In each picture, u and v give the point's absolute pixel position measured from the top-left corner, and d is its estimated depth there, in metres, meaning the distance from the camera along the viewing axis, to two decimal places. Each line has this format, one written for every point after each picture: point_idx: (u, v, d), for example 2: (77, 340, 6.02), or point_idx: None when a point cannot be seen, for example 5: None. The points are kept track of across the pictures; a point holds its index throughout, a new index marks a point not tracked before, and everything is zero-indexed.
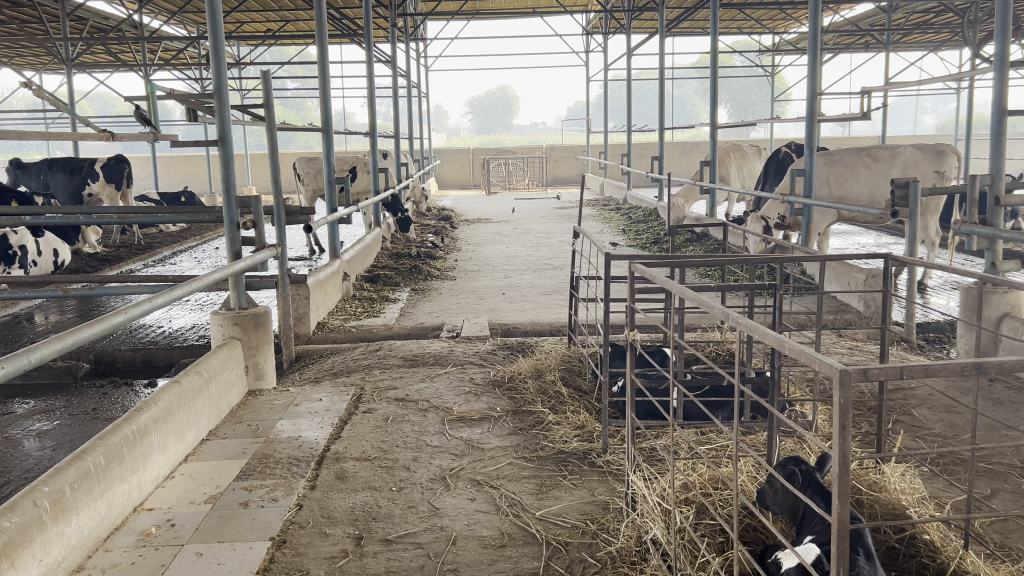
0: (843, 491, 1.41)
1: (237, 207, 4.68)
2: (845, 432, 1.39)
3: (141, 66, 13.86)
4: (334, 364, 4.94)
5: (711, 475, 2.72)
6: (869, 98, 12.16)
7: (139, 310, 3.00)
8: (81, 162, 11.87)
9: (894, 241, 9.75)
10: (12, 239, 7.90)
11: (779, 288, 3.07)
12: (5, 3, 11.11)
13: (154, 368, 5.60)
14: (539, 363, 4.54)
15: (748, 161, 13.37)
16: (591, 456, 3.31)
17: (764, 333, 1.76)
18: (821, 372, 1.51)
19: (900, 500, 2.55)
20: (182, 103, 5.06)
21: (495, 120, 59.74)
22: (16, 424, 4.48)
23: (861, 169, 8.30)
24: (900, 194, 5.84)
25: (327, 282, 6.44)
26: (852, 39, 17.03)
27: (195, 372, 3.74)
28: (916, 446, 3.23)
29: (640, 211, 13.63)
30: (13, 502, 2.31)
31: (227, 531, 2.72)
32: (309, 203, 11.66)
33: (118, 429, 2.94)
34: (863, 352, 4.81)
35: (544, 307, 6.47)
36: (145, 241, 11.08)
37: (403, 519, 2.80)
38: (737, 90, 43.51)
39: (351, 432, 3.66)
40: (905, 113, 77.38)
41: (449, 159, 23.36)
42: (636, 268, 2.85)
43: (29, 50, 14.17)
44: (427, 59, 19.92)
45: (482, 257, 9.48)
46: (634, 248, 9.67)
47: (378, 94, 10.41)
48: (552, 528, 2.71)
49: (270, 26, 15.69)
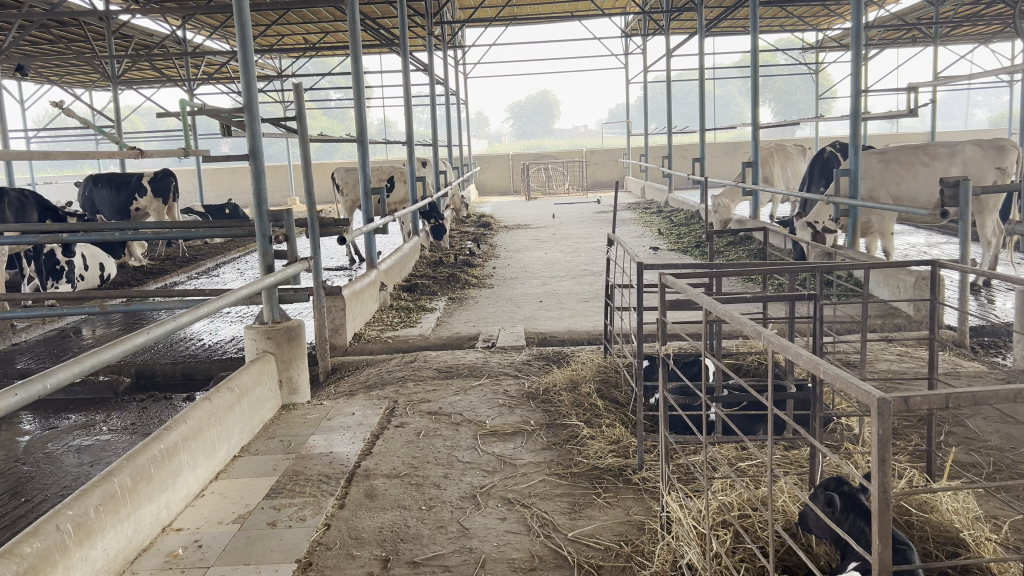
0: (885, 525, 1.30)
1: (269, 220, 4.67)
2: (886, 466, 1.29)
3: (185, 82, 14.08)
4: (368, 376, 4.89)
5: (748, 497, 2.61)
6: (916, 93, 11.82)
7: (185, 321, 3.01)
8: (128, 177, 12.06)
9: (946, 241, 9.46)
10: (59, 255, 8.06)
11: (822, 298, 2.92)
12: (53, 23, 11.36)
13: (193, 381, 5.60)
14: (573, 374, 4.46)
15: (792, 161, 13.09)
16: (626, 472, 3.21)
17: (799, 354, 1.65)
18: (858, 400, 1.41)
19: (953, 522, 2.41)
20: (214, 118, 5.06)
21: (537, 125, 59.77)
22: (57, 440, 4.51)
23: (919, 168, 8.02)
24: (950, 193, 5.62)
25: (363, 293, 6.40)
26: (899, 34, 16.63)
27: (226, 389, 3.71)
28: (971, 460, 3.07)
29: (682, 213, 13.43)
30: (36, 526, 2.30)
31: (254, 552, 2.68)
32: (348, 214, 11.71)
33: (147, 448, 2.92)
34: (912, 358, 4.63)
35: (581, 315, 6.36)
36: (189, 254, 11.23)
37: (431, 540, 2.73)
38: (780, 89, 43.04)
39: (382, 448, 3.60)
40: (955, 109, 75.65)
41: (489, 166, 23.36)
42: (666, 278, 2.73)
43: (77, 68, 14.49)
44: (465, 66, 19.92)
45: (519, 264, 9.41)
46: (676, 253, 9.50)
47: (416, 101, 10.34)
48: (584, 550, 2.62)
49: (309, 38, 15.82)
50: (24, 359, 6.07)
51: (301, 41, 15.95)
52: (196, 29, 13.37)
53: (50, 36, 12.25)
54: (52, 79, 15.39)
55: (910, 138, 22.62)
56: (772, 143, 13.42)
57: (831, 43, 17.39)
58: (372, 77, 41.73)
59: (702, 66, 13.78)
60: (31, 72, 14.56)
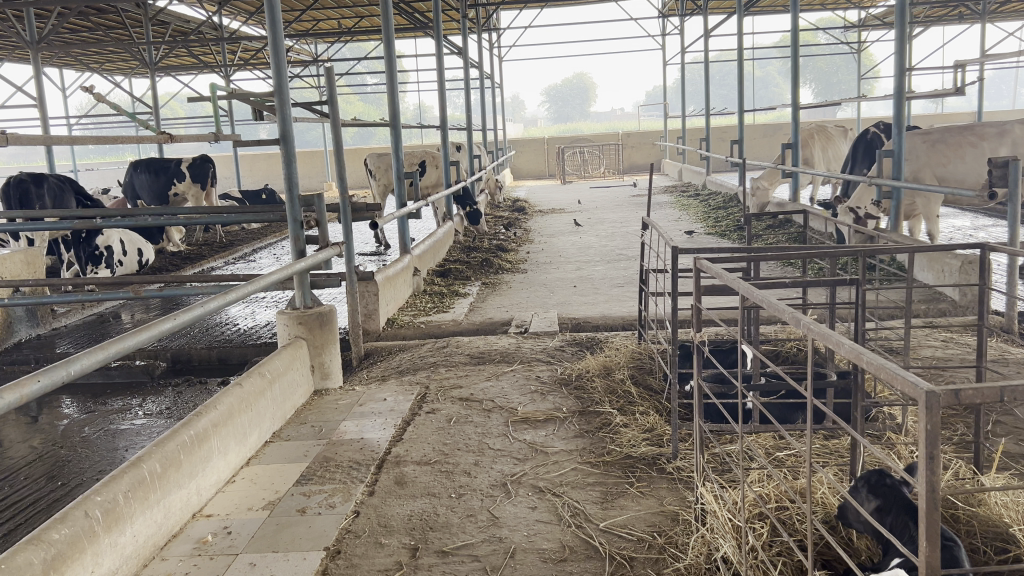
0: (933, 527, 1.21)
1: (300, 206, 4.64)
2: (935, 464, 1.20)
3: (222, 68, 14.17)
4: (399, 362, 4.86)
5: (785, 488, 2.52)
6: (962, 72, 11.44)
7: (215, 306, 2.98)
8: (167, 163, 12.14)
9: (993, 224, 9.21)
10: (98, 240, 8.17)
11: (866, 283, 2.79)
12: (92, 11, 11.45)
13: (228, 365, 5.62)
14: (607, 360, 4.39)
15: (833, 143, 12.82)
16: (661, 462, 3.14)
17: (841, 343, 1.56)
18: (903, 394, 1.31)
19: (1003, 516, 2.31)
20: (245, 103, 5.02)
21: (573, 108, 59.43)
22: (96, 423, 4.57)
23: (966, 149, 7.78)
24: (998, 173, 5.38)
25: (396, 278, 6.37)
26: (945, 11, 16.20)
27: (258, 373, 3.71)
28: (1021, 451, 2.95)
29: (720, 197, 13.24)
30: (64, 512, 2.30)
31: (283, 539, 2.66)
32: (380, 198, 11.73)
33: (176, 434, 2.92)
34: (957, 345, 4.50)
35: (616, 300, 6.28)
36: (227, 239, 11.35)
37: (461, 529, 2.69)
38: (821, 70, 42.39)
39: (414, 435, 3.57)
40: (1001, 89, 73.82)
41: (524, 150, 23.25)
42: (701, 262, 2.63)
43: (116, 55, 14.66)
44: (500, 49, 19.77)
45: (554, 249, 9.34)
46: (712, 237, 9.35)
47: (449, 85, 10.23)
48: (617, 541, 2.55)
49: (345, 23, 15.81)
50: (65, 343, 6.16)
51: (336, 25, 15.94)
52: (232, 15, 13.42)
53: (88, 23, 12.39)
54: (92, 67, 15.61)
55: (956, 118, 22.05)
56: (813, 124, 13.13)
57: (875, 21, 16.97)
58: (407, 61, 41.76)
59: (742, 46, 13.51)
60: (72, 60, 14.79)
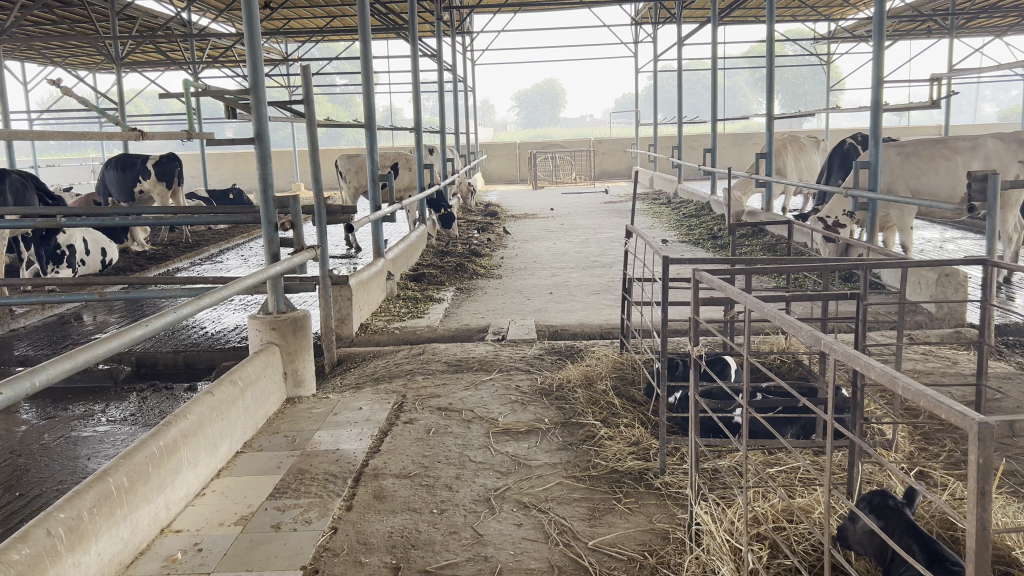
0: (982, 567, 1.14)
1: (275, 207, 4.50)
2: (987, 503, 1.13)
3: (190, 63, 13.90)
4: (375, 369, 4.74)
5: (783, 507, 2.46)
6: (934, 85, 11.47)
7: (187, 312, 2.82)
8: (134, 159, 11.90)
9: (962, 237, 9.29)
10: (59, 239, 7.92)
11: (866, 297, 2.71)
12: (55, 2, 11.12)
13: (195, 370, 5.45)
14: (588, 370, 4.31)
15: (805, 153, 12.89)
16: (647, 476, 3.06)
17: (870, 365, 1.46)
18: (947, 422, 1.22)
19: (1003, 538, 2.27)
20: (218, 100, 4.84)
21: (543, 113, 59.47)
22: (58, 429, 4.39)
23: (940, 162, 7.82)
24: (977, 187, 5.35)
25: (370, 282, 6.24)
26: (914, 26, 16.38)
27: (229, 381, 3.56)
28: (1010, 468, 2.92)
29: (692, 204, 13.21)
30: (25, 530, 2.16)
31: (257, 557, 2.53)
32: (351, 200, 11.56)
33: (145, 446, 2.77)
34: (937, 357, 4.48)
35: (593, 308, 6.20)
36: (192, 239, 11.12)
37: (444, 547, 2.58)
38: (789, 81, 42.91)
39: (392, 446, 3.46)
40: (963, 103, 75.29)
41: (495, 154, 23.13)
42: (700, 275, 2.51)
43: (80, 49, 14.31)
44: (473, 52, 19.63)
45: (529, 255, 9.24)
46: (687, 245, 9.31)
47: (424, 87, 10.10)
48: (607, 561, 2.47)
49: (316, 23, 15.58)
50: (23, 346, 5.92)
51: (307, 25, 15.71)
52: (201, 11, 13.14)
53: (52, 16, 12.06)
54: (55, 61, 15.24)
55: (920, 132, 22.39)
56: (786, 134, 13.19)
57: (845, 33, 17.12)
58: None
59: (716, 54, 13.51)
60: (35, 52, 14.42)
